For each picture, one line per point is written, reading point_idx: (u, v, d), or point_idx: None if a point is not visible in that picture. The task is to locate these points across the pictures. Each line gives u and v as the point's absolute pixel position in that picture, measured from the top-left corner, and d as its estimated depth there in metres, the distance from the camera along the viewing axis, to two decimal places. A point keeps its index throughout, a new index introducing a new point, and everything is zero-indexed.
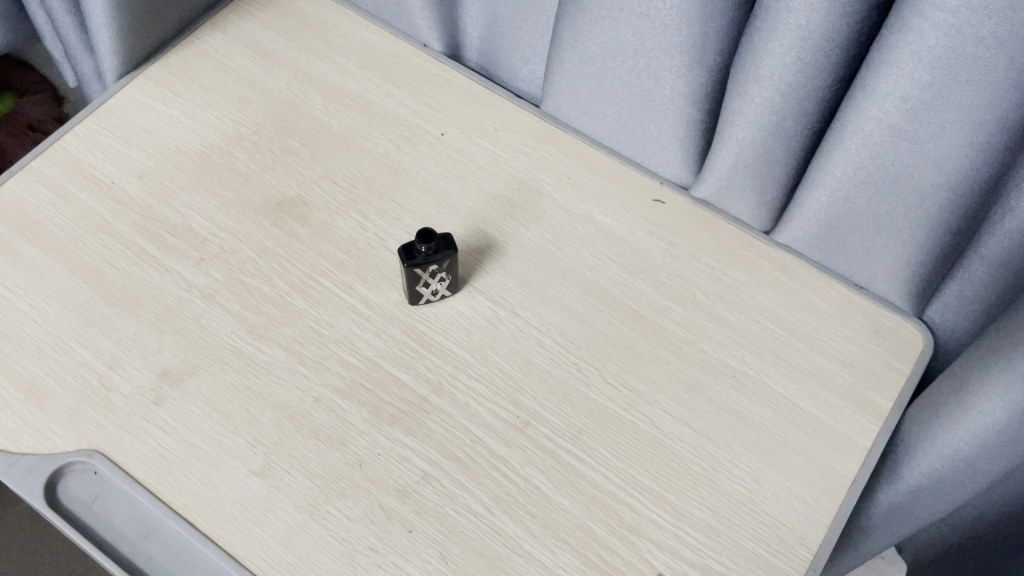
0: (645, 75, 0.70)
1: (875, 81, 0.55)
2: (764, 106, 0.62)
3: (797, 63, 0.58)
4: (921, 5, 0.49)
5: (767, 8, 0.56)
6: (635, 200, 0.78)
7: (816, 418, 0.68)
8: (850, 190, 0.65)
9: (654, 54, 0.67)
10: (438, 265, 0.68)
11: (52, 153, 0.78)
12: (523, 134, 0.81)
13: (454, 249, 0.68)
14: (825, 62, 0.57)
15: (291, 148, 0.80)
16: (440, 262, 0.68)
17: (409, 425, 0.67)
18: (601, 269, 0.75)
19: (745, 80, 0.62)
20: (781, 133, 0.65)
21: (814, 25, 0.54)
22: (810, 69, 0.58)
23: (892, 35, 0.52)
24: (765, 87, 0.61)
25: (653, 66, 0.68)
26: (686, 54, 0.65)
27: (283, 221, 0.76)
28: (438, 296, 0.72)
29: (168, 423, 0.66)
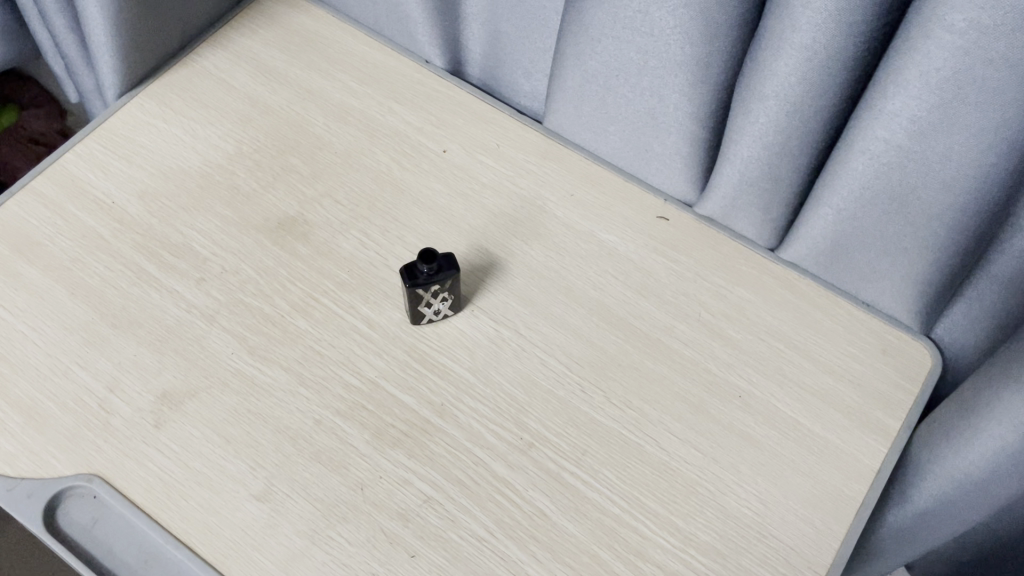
0: (649, 94, 0.69)
1: (882, 101, 0.55)
2: (768, 125, 0.62)
3: (803, 83, 0.57)
4: (928, 27, 0.49)
5: (772, 29, 0.56)
6: (640, 217, 0.78)
7: (824, 439, 0.68)
8: (857, 209, 0.64)
9: (657, 72, 0.67)
10: (440, 285, 0.67)
11: (52, 174, 0.78)
12: (526, 151, 0.81)
13: (457, 269, 0.67)
14: (831, 82, 0.57)
15: (292, 166, 0.80)
16: (443, 282, 0.67)
17: (411, 447, 0.66)
18: (605, 287, 0.74)
19: (750, 100, 0.61)
20: (787, 152, 0.64)
21: (820, 45, 0.54)
22: (816, 89, 0.57)
23: (899, 56, 0.52)
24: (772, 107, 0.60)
25: (656, 84, 0.68)
26: (689, 73, 0.65)
27: (284, 240, 0.76)
28: (441, 316, 0.71)
29: (168, 446, 0.66)
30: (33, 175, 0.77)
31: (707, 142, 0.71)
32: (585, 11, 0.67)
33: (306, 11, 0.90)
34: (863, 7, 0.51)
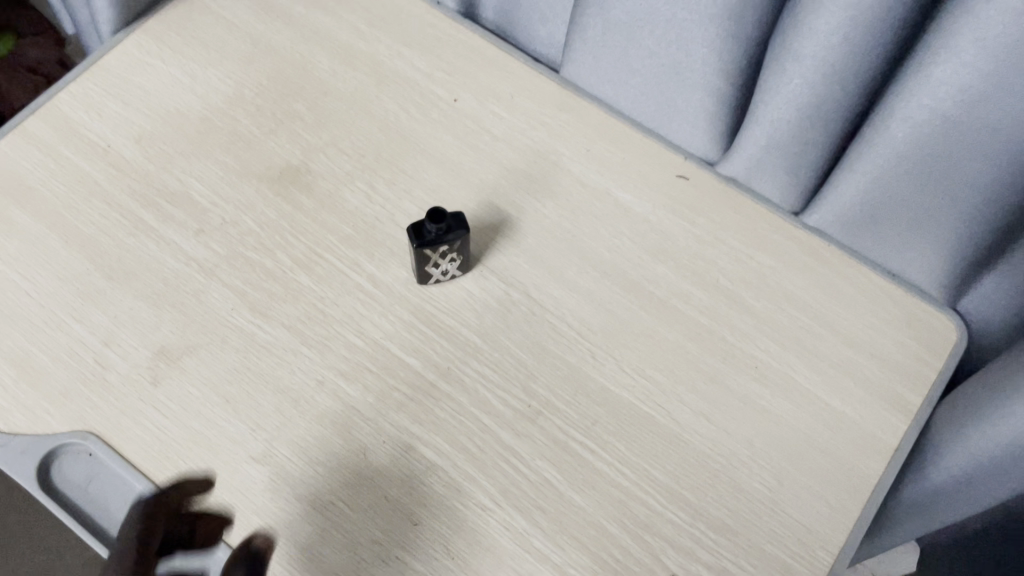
0: (669, 40, 0.65)
1: (930, 66, 0.51)
2: (803, 86, 0.58)
3: (844, 43, 0.53)
4: None
5: None
6: (658, 175, 0.74)
7: (842, 415, 0.65)
8: (900, 171, 0.60)
9: (686, 26, 0.62)
10: (448, 246, 0.64)
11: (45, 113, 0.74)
12: (541, 103, 0.77)
13: (466, 229, 0.64)
14: (875, 44, 0.53)
15: (296, 112, 0.76)
16: (450, 243, 0.64)
17: (416, 412, 0.64)
18: (620, 249, 0.71)
19: (785, 58, 0.57)
20: (820, 116, 0.60)
21: (867, 3, 0.50)
22: (858, 50, 0.54)
23: (952, 19, 0.48)
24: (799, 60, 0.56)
25: (684, 39, 0.63)
26: (720, 28, 0.60)
27: (286, 190, 0.73)
28: (449, 276, 0.69)
29: (166, 404, 0.64)
30: (25, 114, 0.74)
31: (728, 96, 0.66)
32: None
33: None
34: None
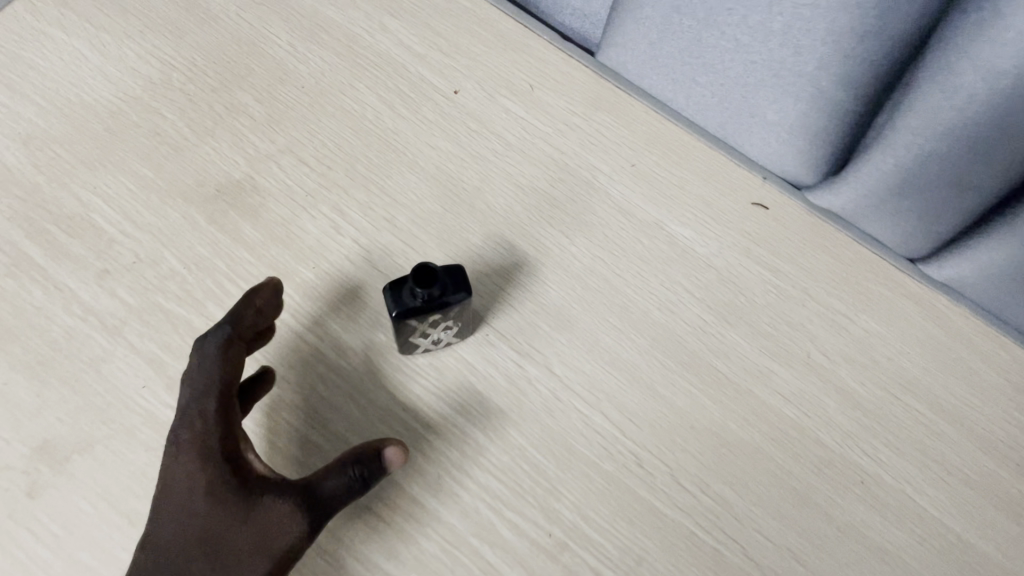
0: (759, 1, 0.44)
1: None
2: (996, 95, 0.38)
3: None
4: None
5: None
6: (726, 204, 0.55)
7: (979, 553, 0.48)
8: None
9: (802, 8, 0.42)
10: (442, 314, 0.46)
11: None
12: (570, 99, 0.58)
13: (467, 292, 0.46)
14: None
15: (241, 105, 0.57)
16: (444, 310, 0.45)
17: (394, 543, 0.47)
18: (675, 308, 0.52)
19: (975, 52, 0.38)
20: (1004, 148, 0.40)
21: None
22: None
23: None
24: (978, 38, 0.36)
25: (794, 28, 0.44)
26: (858, 18, 0.40)
27: (224, 216, 0.54)
28: (442, 344, 0.50)
29: (45, 527, 0.46)
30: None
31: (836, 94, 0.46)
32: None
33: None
34: None
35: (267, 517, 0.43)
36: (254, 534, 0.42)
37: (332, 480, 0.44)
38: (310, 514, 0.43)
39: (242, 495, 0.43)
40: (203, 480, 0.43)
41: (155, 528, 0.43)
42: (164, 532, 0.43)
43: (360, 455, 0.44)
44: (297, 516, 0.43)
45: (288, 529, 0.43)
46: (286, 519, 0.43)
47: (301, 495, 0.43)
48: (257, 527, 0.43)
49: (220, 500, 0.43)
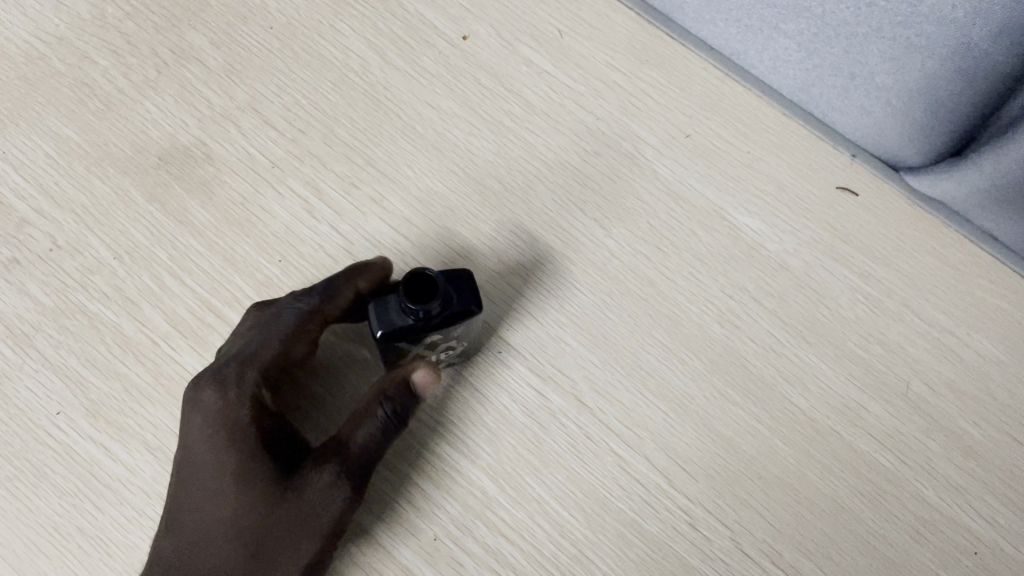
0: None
1: None
2: None
3: None
4: None
5: None
6: (806, 189, 0.43)
7: None
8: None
9: None
10: (444, 332, 0.35)
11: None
12: (609, 48, 0.45)
13: (475, 306, 0.35)
14: None
15: (192, 49, 0.45)
16: (446, 327, 0.35)
17: None
18: (738, 322, 0.41)
19: None
20: None
21: None
22: None
23: None
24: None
25: None
26: None
27: (168, 193, 0.42)
28: (443, 365, 0.39)
29: None
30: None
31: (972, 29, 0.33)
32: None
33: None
34: None
35: (301, 488, 0.35)
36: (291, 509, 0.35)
37: (367, 434, 0.36)
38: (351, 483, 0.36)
39: (274, 472, 0.36)
40: (220, 453, 0.35)
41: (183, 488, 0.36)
42: (186, 506, 0.36)
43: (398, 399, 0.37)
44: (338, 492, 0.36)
45: (329, 501, 0.36)
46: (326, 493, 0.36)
47: (336, 460, 0.36)
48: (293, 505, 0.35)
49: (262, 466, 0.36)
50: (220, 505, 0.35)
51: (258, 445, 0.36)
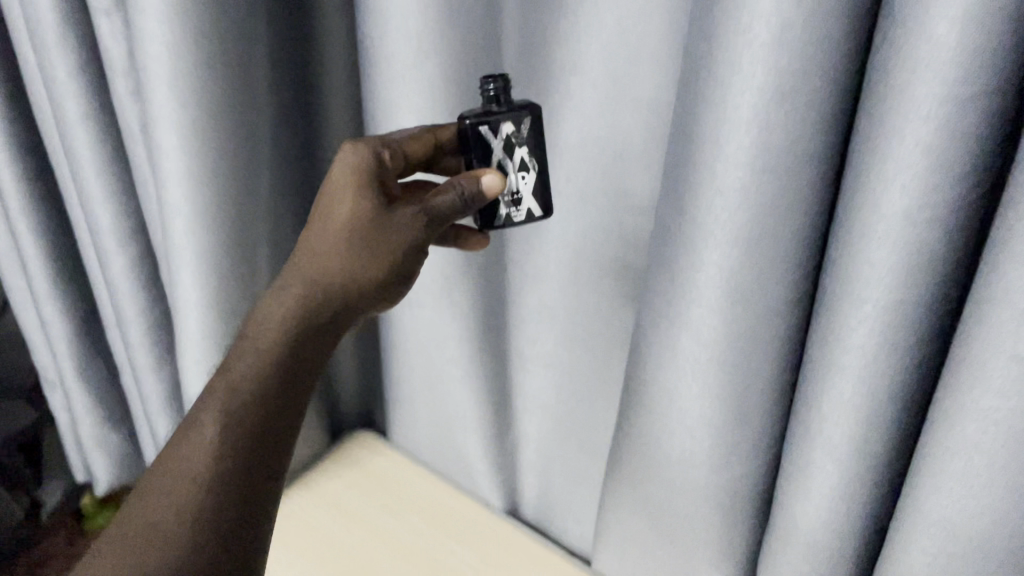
0: (691, 319, 0.48)
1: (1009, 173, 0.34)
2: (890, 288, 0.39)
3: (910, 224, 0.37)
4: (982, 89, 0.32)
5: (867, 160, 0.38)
6: None
7: None
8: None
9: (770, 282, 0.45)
10: (514, 133, 0.50)
11: (82, 127, 0.70)
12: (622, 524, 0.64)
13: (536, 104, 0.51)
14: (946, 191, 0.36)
15: None
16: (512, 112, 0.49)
17: None
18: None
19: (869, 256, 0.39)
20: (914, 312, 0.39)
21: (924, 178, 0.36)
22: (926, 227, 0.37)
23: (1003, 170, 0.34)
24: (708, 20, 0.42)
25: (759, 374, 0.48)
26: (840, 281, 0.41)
27: None
28: (523, 213, 0.51)
29: None
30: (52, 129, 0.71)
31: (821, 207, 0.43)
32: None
33: (376, 422, 0.95)
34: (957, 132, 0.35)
35: (392, 218, 0.49)
36: (382, 236, 0.49)
37: (444, 201, 0.48)
38: (429, 226, 0.49)
39: (373, 204, 0.49)
40: (338, 217, 0.49)
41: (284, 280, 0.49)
42: (306, 263, 0.49)
43: (465, 193, 0.48)
44: (421, 221, 0.49)
45: (407, 233, 0.49)
46: (414, 222, 0.49)
47: (421, 210, 0.49)
48: (380, 238, 0.49)
49: (374, 187, 0.50)
50: (339, 222, 0.49)
51: (360, 236, 0.49)
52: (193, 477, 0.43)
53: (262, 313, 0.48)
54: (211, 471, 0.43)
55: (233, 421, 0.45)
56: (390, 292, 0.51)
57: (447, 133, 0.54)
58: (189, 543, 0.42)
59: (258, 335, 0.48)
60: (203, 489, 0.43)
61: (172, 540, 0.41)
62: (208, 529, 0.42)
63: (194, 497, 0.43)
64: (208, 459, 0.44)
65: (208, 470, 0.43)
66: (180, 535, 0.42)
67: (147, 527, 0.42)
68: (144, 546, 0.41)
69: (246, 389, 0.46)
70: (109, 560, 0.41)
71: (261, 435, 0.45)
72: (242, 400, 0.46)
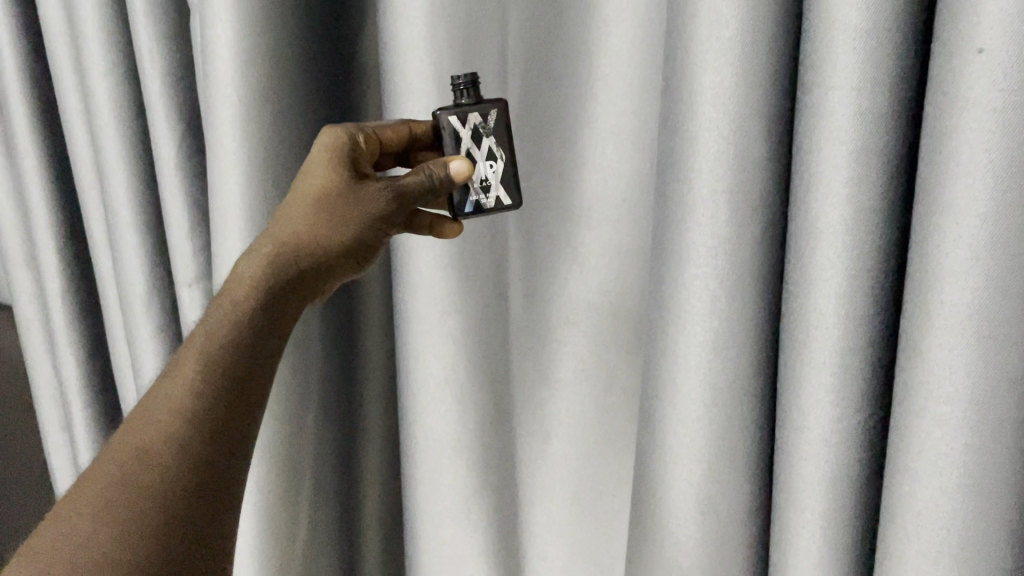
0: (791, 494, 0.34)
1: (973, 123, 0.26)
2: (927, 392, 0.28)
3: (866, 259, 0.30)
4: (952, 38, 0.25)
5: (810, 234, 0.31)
6: None
7: None
8: (971, 189, 0.26)
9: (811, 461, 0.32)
10: (482, 117, 0.38)
11: (69, 325, 0.58)
12: None
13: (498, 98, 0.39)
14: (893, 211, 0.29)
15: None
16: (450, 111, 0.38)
17: None
18: None
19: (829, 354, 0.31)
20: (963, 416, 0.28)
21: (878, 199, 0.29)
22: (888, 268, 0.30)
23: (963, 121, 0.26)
24: (647, 106, 0.42)
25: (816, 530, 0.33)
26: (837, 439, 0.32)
27: None
28: (490, 203, 0.40)
29: None
30: (58, 334, 0.58)
31: (760, 388, 0.35)
32: (564, 95, 0.44)
33: None
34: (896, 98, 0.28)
35: (361, 188, 0.37)
36: (345, 210, 0.37)
37: (416, 182, 0.37)
38: (408, 202, 0.37)
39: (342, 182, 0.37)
40: (298, 209, 0.37)
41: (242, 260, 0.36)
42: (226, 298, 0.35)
43: (435, 178, 0.37)
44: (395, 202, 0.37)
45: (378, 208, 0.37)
46: (383, 199, 0.37)
47: (389, 184, 0.37)
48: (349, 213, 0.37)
49: (345, 174, 0.37)
50: (302, 199, 0.37)
51: (296, 245, 0.36)
52: (171, 404, 0.32)
53: (235, 270, 0.36)
54: (213, 371, 0.33)
55: (204, 341, 0.34)
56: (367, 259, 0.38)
57: (425, 127, 0.40)
58: (179, 475, 0.30)
59: (218, 306, 0.35)
60: (185, 414, 0.32)
61: (156, 460, 0.30)
62: (192, 483, 0.31)
63: (169, 455, 0.31)
64: (174, 444, 0.31)
65: (188, 410, 0.32)
66: (166, 481, 0.30)
67: (128, 459, 0.31)
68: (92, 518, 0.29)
69: (224, 324, 0.34)
70: (85, 514, 0.29)
71: (245, 354, 0.34)
72: (161, 434, 0.31)
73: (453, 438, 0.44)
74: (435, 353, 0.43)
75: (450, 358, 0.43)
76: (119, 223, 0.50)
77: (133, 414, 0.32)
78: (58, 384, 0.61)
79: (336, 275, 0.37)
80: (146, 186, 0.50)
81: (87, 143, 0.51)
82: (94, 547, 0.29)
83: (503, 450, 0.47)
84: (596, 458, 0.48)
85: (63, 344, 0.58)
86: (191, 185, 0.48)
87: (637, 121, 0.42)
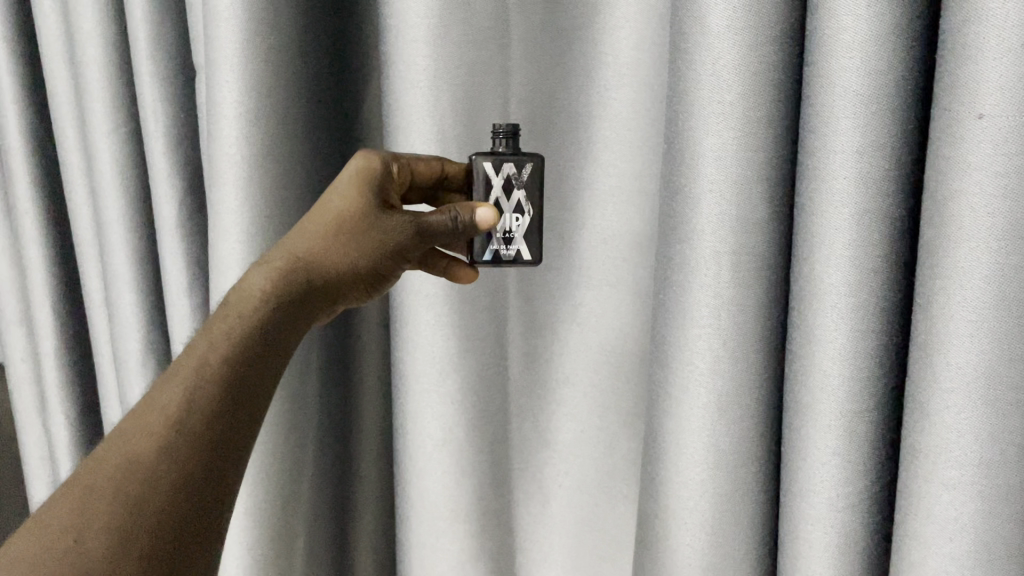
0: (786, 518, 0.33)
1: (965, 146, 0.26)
2: (939, 415, 0.28)
3: (856, 287, 0.29)
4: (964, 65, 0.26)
5: (804, 265, 0.31)
6: None
7: None
8: (973, 252, 0.26)
9: (808, 479, 0.32)
10: (516, 168, 0.38)
11: (60, 376, 0.57)
12: None
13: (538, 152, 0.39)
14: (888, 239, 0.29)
15: None
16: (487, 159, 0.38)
17: None
18: None
19: (816, 370, 0.31)
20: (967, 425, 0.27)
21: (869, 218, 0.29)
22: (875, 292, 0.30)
23: (944, 148, 0.27)
24: (648, 167, 0.43)
25: (806, 554, 0.32)
26: (836, 461, 0.31)
27: None
28: (510, 254, 0.39)
29: None
30: (48, 390, 0.57)
31: (764, 450, 0.34)
32: (565, 162, 0.45)
33: None
34: (892, 139, 0.29)
35: (384, 220, 0.37)
36: (367, 238, 0.37)
37: (441, 222, 0.36)
38: (428, 240, 0.37)
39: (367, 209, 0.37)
40: (322, 229, 0.36)
41: (256, 271, 0.35)
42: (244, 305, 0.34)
43: (459, 222, 0.36)
44: (414, 235, 0.37)
45: (398, 240, 0.37)
46: (405, 230, 0.37)
47: (415, 221, 0.37)
48: (369, 240, 0.36)
49: (374, 201, 0.37)
50: (325, 221, 0.37)
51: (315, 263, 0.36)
52: (165, 416, 0.30)
53: (244, 279, 0.35)
54: (210, 385, 0.31)
55: (206, 349, 0.32)
56: (373, 289, 0.38)
57: (459, 166, 0.39)
58: (164, 491, 0.29)
59: (224, 314, 0.34)
60: (179, 429, 0.30)
61: (144, 474, 0.29)
62: (183, 504, 0.29)
63: (156, 482, 0.29)
64: (156, 474, 0.29)
65: (172, 440, 0.30)
66: (157, 497, 0.29)
67: (116, 468, 0.29)
68: (73, 532, 0.28)
69: (227, 335, 0.33)
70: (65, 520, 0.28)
71: (246, 366, 0.33)
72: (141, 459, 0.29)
73: (450, 497, 0.44)
74: (434, 415, 0.42)
75: (448, 419, 0.43)
76: (115, 278, 0.49)
77: (126, 424, 0.31)
78: (39, 416, 0.59)
79: (346, 296, 0.37)
80: (144, 242, 0.50)
81: (87, 201, 0.51)
82: (69, 558, 0.27)
83: (497, 512, 0.46)
84: (593, 519, 0.47)
85: (54, 401, 0.57)
86: (191, 243, 0.48)
87: (639, 183, 0.43)
